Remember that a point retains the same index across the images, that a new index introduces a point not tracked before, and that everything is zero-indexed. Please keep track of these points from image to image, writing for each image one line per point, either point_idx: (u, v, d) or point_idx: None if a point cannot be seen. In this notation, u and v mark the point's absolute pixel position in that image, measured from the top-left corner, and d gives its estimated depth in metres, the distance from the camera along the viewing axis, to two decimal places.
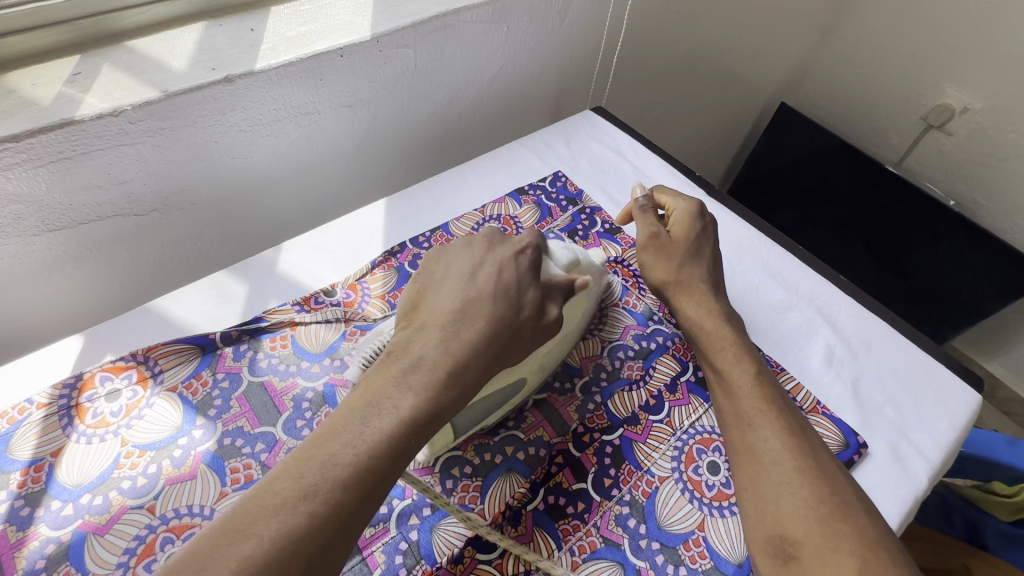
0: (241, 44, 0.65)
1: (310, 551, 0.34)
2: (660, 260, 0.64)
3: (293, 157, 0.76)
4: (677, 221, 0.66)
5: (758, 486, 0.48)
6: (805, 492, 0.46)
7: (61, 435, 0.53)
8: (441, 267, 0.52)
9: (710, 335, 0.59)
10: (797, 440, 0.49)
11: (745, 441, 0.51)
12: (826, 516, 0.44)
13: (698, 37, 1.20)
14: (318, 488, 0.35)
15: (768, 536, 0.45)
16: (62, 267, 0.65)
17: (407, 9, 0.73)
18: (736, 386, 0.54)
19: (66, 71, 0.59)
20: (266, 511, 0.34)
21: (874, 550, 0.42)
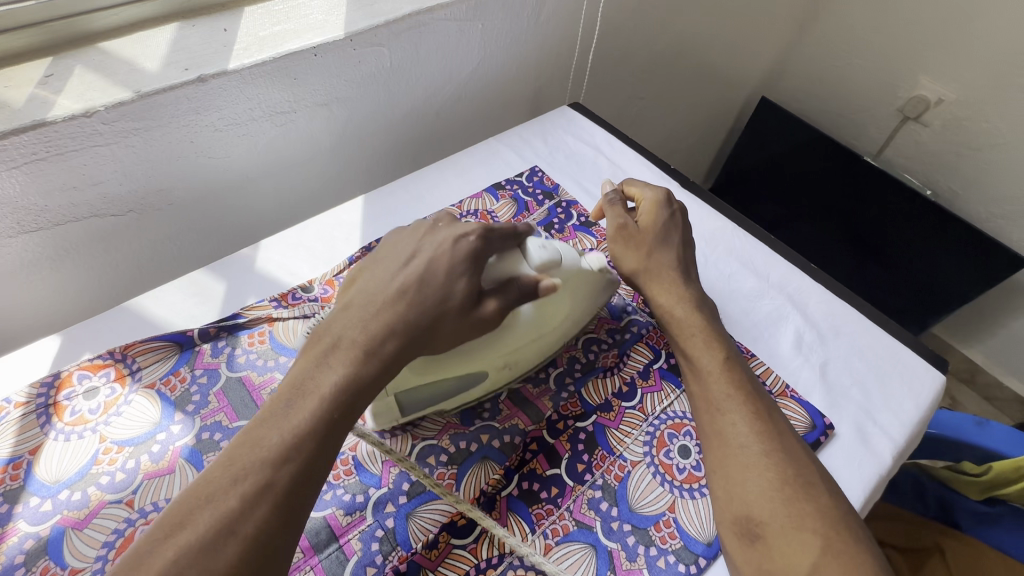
0: (214, 44, 0.66)
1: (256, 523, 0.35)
2: (630, 249, 0.66)
3: (271, 156, 0.76)
4: (646, 211, 0.68)
5: (726, 468, 0.49)
6: (771, 473, 0.47)
7: (40, 432, 0.53)
8: (386, 248, 0.54)
9: (681, 322, 0.60)
10: (763, 424, 0.50)
11: (714, 425, 0.52)
12: (791, 496, 0.45)
13: (676, 33, 1.21)
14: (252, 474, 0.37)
15: (735, 517, 0.47)
16: (40, 267, 0.66)
17: (382, 8, 0.74)
18: (706, 370, 0.56)
19: (39, 73, 0.59)
20: (199, 502, 0.36)
21: (834, 526, 0.44)
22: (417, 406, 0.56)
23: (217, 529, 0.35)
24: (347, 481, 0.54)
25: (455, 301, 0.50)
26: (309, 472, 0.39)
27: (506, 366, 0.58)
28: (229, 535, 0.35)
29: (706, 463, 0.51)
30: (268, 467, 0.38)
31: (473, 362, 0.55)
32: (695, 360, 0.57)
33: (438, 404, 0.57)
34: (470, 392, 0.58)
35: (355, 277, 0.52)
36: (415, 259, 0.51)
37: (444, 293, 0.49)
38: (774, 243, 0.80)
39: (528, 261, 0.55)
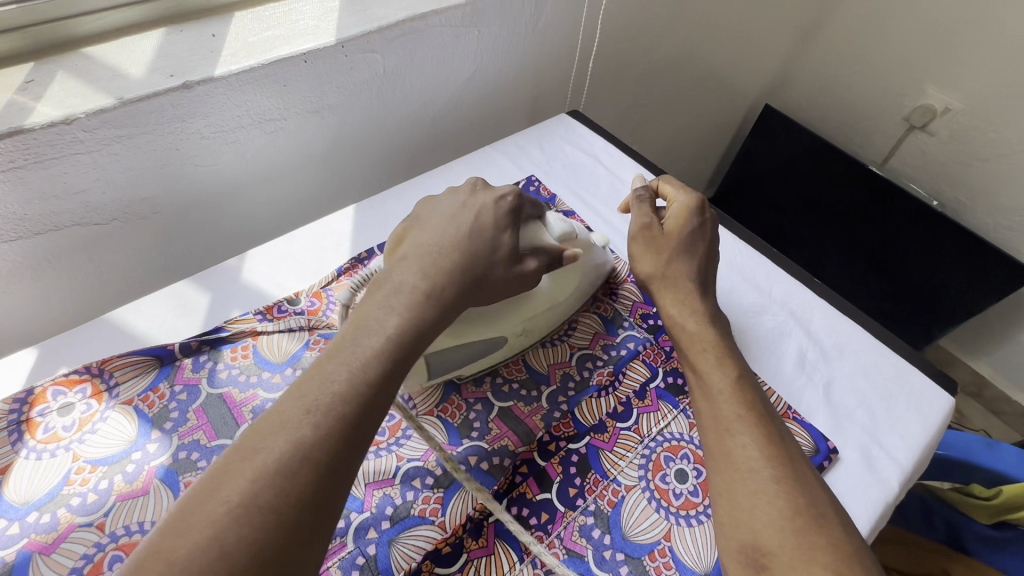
0: (201, 51, 0.64)
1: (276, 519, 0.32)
2: (649, 250, 0.64)
3: (260, 164, 0.75)
4: (674, 215, 0.66)
5: (732, 493, 0.46)
6: (781, 501, 0.44)
7: (11, 451, 0.51)
8: (426, 209, 0.55)
9: (694, 337, 0.58)
10: (773, 448, 0.48)
11: (722, 447, 0.49)
12: (802, 527, 0.42)
13: (677, 42, 1.20)
14: (255, 501, 0.32)
15: (741, 545, 0.43)
16: (20, 278, 0.64)
17: (374, 14, 0.72)
18: (716, 389, 0.53)
19: (19, 79, 0.58)
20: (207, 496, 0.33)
21: (848, 562, 0.40)
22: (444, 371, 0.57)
23: (215, 569, 0.30)
24: None
25: (501, 254, 0.51)
26: (319, 500, 0.34)
27: (523, 333, 0.61)
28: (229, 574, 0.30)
29: (710, 486, 0.49)
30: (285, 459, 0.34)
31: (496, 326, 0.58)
32: (707, 377, 0.55)
33: (460, 369, 0.59)
34: (489, 357, 0.60)
35: (402, 235, 0.53)
36: (461, 216, 0.52)
37: (492, 246, 0.51)
38: (777, 257, 0.78)
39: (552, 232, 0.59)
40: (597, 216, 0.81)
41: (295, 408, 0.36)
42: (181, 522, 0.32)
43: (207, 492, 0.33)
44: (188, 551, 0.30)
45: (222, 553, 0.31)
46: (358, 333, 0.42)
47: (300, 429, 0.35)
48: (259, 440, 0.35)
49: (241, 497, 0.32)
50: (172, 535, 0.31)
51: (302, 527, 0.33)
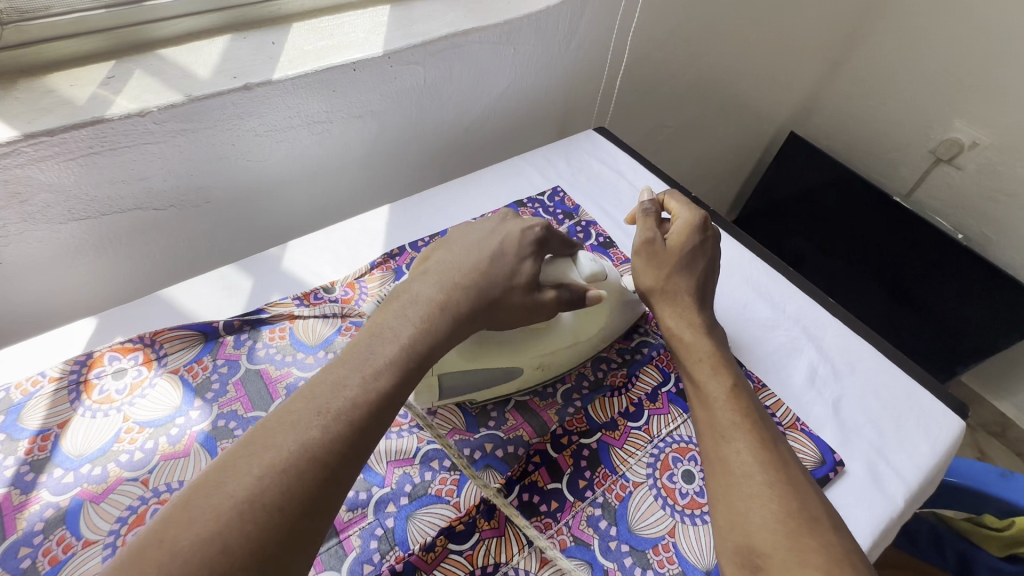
0: (262, 56, 0.70)
1: (276, 518, 0.34)
2: (650, 264, 0.66)
3: (305, 162, 0.80)
4: (677, 230, 0.67)
5: (728, 497, 0.47)
6: (774, 504, 0.45)
7: (68, 408, 0.56)
8: (457, 234, 0.59)
9: (691, 350, 0.60)
10: (768, 454, 0.49)
11: (718, 453, 0.51)
12: (794, 530, 0.43)
13: (705, 67, 1.23)
14: (260, 499, 0.34)
15: (737, 547, 0.44)
16: (85, 254, 0.70)
17: (419, 29, 0.78)
18: (712, 397, 0.55)
19: (101, 75, 0.64)
20: (210, 489, 0.34)
21: (839, 565, 0.41)
22: (456, 391, 0.59)
23: (217, 562, 0.31)
24: None
25: (522, 278, 0.54)
26: (321, 498, 0.36)
27: (540, 368, 0.62)
28: (231, 569, 0.31)
29: (709, 492, 0.50)
30: (290, 459, 0.36)
31: (512, 358, 0.59)
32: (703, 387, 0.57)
33: (473, 392, 0.60)
34: (503, 386, 0.61)
35: (429, 256, 0.56)
36: (488, 240, 0.56)
37: (513, 270, 0.54)
38: (792, 275, 0.80)
39: (580, 270, 0.62)
40: (618, 228, 0.85)
41: (307, 407, 0.38)
42: (184, 513, 0.32)
43: (215, 484, 0.34)
44: (191, 543, 0.31)
45: (224, 547, 0.32)
46: (373, 342, 0.44)
47: (309, 431, 0.37)
48: (269, 437, 0.37)
49: (246, 492, 0.34)
50: (178, 525, 0.32)
51: (301, 528, 0.35)
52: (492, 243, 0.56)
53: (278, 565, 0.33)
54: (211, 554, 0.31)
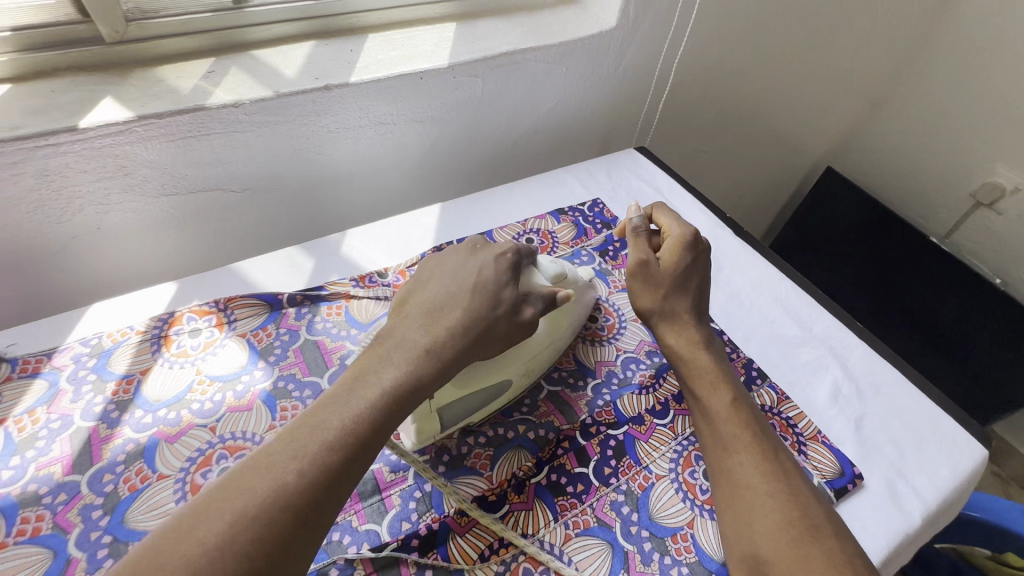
0: (342, 61, 0.78)
1: (245, 563, 0.36)
2: (647, 285, 0.67)
3: (368, 159, 0.87)
4: (669, 247, 0.68)
5: (736, 508, 0.52)
6: (776, 514, 0.49)
7: (150, 358, 0.63)
8: (431, 267, 0.60)
9: (690, 364, 0.63)
10: (769, 466, 0.53)
11: (723, 465, 0.55)
12: (798, 537, 0.47)
13: (745, 98, 1.27)
14: (231, 546, 0.36)
15: (745, 556, 0.49)
16: (169, 226, 0.78)
17: (481, 45, 0.85)
18: (713, 410, 0.58)
19: (203, 69, 0.73)
20: (183, 534, 0.36)
21: (843, 568, 0.45)
22: (455, 420, 0.59)
23: None
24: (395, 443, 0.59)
25: (504, 308, 0.56)
26: (290, 547, 0.38)
27: (526, 374, 0.64)
28: None
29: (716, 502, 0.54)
30: (264, 504, 0.38)
31: (500, 372, 0.60)
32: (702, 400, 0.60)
33: (470, 417, 0.60)
34: (496, 402, 0.62)
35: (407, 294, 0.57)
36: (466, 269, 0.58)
37: (494, 301, 0.56)
38: (821, 298, 0.83)
39: (542, 272, 0.64)
40: None
41: (284, 452, 0.41)
42: (157, 558, 0.35)
43: (188, 529, 0.37)
44: None
45: None
46: (351, 388, 0.46)
47: (285, 476, 0.40)
48: (245, 481, 0.39)
49: (215, 541, 0.36)
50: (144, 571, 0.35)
51: (272, 573, 0.37)
52: (476, 261, 0.59)
53: None
54: None
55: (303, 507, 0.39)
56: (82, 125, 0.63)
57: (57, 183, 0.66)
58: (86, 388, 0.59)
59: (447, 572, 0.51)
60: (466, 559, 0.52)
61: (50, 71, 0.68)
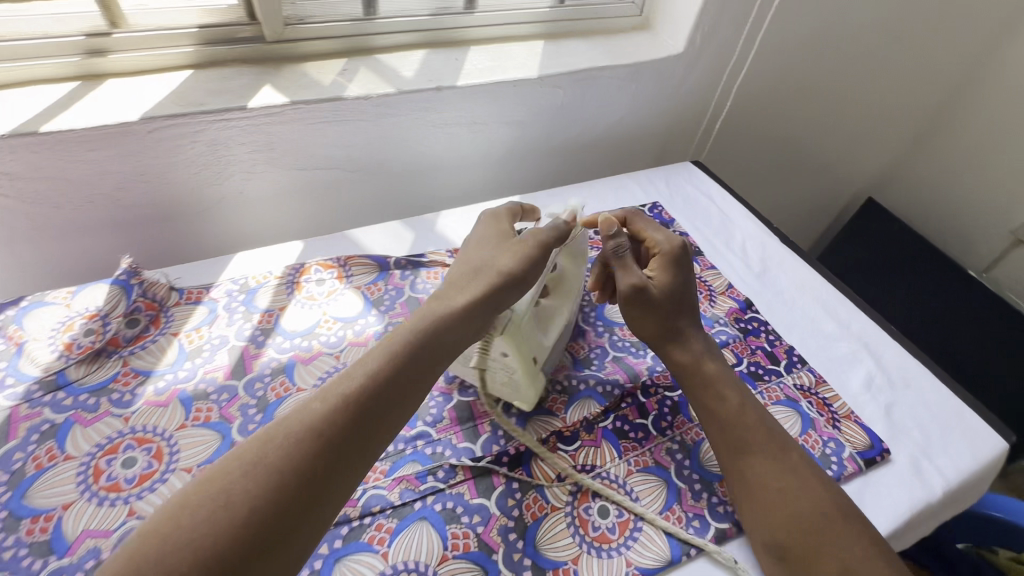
0: (450, 67, 0.92)
1: (273, 485, 0.43)
2: (654, 313, 0.69)
3: (458, 153, 1.00)
4: (660, 265, 0.72)
5: (751, 503, 0.59)
6: (789, 509, 0.56)
7: (286, 297, 0.76)
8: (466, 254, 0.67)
9: (701, 377, 0.66)
10: (777, 465, 0.59)
11: (735, 464, 0.61)
12: (808, 526, 0.55)
13: (794, 124, 1.37)
14: (262, 471, 0.44)
15: (766, 543, 0.57)
16: (292, 196, 0.92)
17: (566, 61, 0.98)
18: (720, 414, 0.64)
19: (339, 67, 0.87)
20: (235, 462, 0.45)
21: (848, 549, 0.54)
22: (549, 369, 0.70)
23: (222, 512, 0.42)
24: None
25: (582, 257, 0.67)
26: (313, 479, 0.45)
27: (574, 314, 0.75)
28: (231, 520, 0.41)
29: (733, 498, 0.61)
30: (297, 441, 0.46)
31: (561, 317, 0.71)
32: (716, 407, 0.64)
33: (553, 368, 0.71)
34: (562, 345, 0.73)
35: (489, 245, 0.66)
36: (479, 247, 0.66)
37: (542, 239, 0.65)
38: (859, 302, 0.91)
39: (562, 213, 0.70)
40: (707, 241, 0.99)
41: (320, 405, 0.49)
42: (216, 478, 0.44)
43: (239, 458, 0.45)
44: (209, 498, 0.42)
45: (228, 504, 0.42)
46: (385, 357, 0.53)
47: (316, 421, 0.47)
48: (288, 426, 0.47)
49: (254, 456, 0.45)
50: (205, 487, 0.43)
51: (297, 498, 0.44)
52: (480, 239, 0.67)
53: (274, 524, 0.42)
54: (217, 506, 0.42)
55: (326, 438, 0.46)
56: (251, 106, 0.77)
57: (220, 151, 0.81)
58: (237, 316, 0.73)
59: (530, 485, 0.62)
60: (546, 478, 0.63)
61: (219, 61, 0.83)
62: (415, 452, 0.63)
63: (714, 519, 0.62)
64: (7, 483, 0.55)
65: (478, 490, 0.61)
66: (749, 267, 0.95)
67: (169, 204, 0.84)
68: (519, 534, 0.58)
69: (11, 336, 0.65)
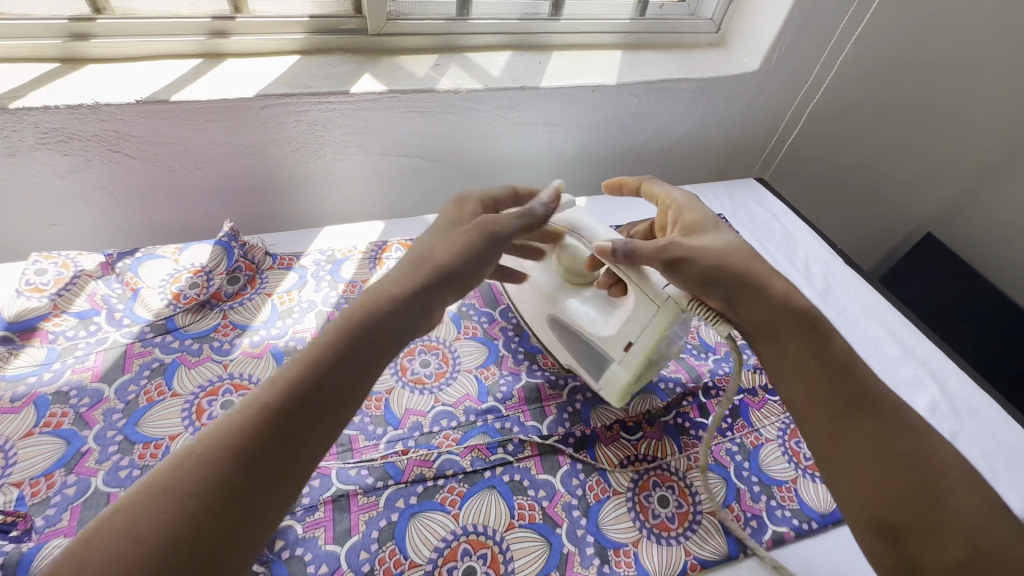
0: (533, 69, 0.96)
1: (192, 504, 0.35)
2: (697, 250, 0.59)
3: (532, 150, 1.04)
4: (685, 212, 0.65)
5: (850, 469, 0.50)
6: (901, 475, 0.48)
7: (368, 271, 0.81)
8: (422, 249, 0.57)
9: (794, 315, 0.57)
10: (887, 426, 0.51)
11: (832, 426, 0.52)
12: (924, 496, 0.47)
13: (859, 151, 1.36)
14: (179, 491, 0.35)
15: (871, 516, 0.48)
16: (374, 180, 0.98)
17: (644, 71, 1.01)
18: (815, 363, 0.54)
19: (431, 62, 0.93)
20: (136, 487, 0.35)
21: (979, 523, 0.45)
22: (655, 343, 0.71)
23: (131, 549, 0.32)
24: (551, 368, 0.75)
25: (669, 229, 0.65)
26: (248, 488, 0.37)
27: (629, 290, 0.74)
28: (144, 556, 0.32)
29: (820, 464, 0.52)
30: (219, 452, 0.37)
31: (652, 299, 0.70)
32: (807, 353, 0.55)
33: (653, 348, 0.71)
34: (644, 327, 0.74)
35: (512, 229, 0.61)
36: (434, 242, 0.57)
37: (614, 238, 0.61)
38: (925, 329, 0.90)
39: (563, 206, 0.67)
40: (769, 256, 1.00)
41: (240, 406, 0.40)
42: (112, 510, 0.34)
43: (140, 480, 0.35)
44: (110, 531, 0.33)
45: (137, 537, 0.33)
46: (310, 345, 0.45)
47: (235, 426, 0.38)
48: (199, 434, 0.38)
49: (163, 481, 0.35)
50: (97, 522, 0.33)
51: (226, 513, 0.36)
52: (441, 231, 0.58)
53: (205, 548, 0.34)
54: (122, 542, 0.32)
55: (257, 441, 0.38)
56: (352, 92, 0.82)
57: (318, 132, 0.86)
58: (324, 283, 0.78)
59: (594, 468, 0.64)
60: (609, 463, 0.65)
61: (324, 49, 0.90)
62: (485, 424, 0.66)
63: (772, 522, 0.62)
64: (122, 411, 0.61)
65: (544, 467, 0.63)
66: (812, 284, 0.95)
67: (266, 177, 0.90)
68: (582, 512, 0.60)
69: (128, 281, 0.71)
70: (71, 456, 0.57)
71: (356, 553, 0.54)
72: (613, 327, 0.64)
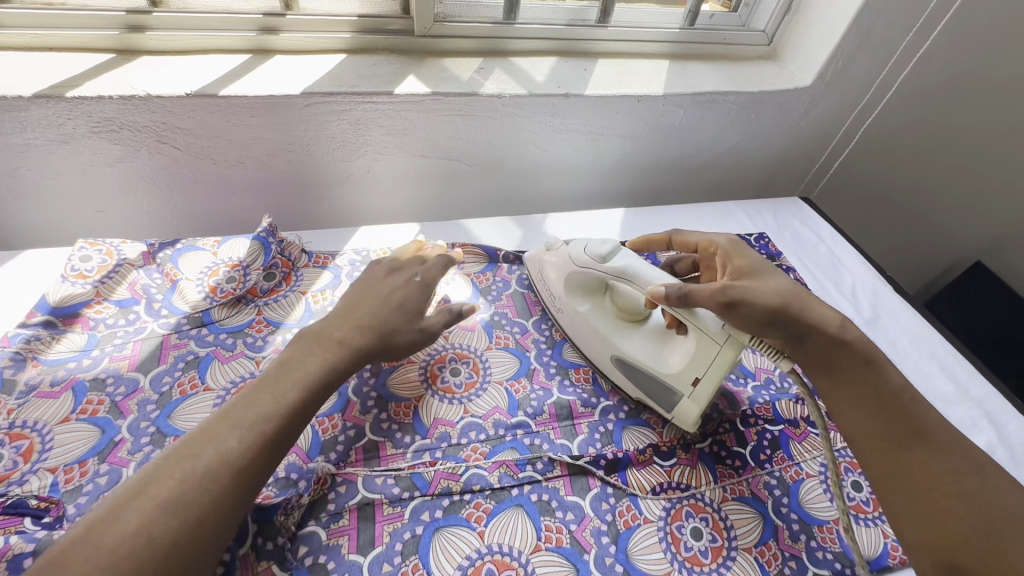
0: (579, 77, 0.94)
1: (192, 513, 0.41)
2: (753, 292, 0.59)
3: (571, 158, 1.02)
4: (736, 254, 0.65)
5: (913, 508, 0.50)
6: (964, 513, 0.47)
7: None
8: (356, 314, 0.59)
9: (847, 346, 0.57)
10: (948, 462, 0.50)
11: (891, 462, 0.52)
12: (991, 538, 0.46)
13: (912, 174, 1.30)
14: (182, 499, 0.41)
15: (936, 559, 0.47)
16: (411, 181, 0.97)
17: (693, 82, 0.98)
18: (873, 398, 0.55)
19: (476, 65, 0.92)
20: (139, 495, 0.41)
21: None
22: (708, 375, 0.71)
23: (145, 550, 0.39)
24: (584, 385, 0.73)
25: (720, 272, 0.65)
26: (238, 497, 0.44)
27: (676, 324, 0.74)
28: (154, 555, 0.39)
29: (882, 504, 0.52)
30: (213, 467, 0.43)
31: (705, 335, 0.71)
32: (865, 387, 0.55)
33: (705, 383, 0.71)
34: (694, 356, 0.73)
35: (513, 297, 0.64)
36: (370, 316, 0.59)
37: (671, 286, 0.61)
38: (981, 366, 0.85)
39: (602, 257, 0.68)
40: (815, 279, 0.95)
41: (227, 427, 0.45)
42: (115, 515, 0.39)
43: (139, 489, 0.41)
44: (122, 533, 0.39)
45: (148, 538, 0.39)
46: (280, 372, 0.51)
47: (227, 443, 0.45)
48: (191, 448, 0.44)
49: (166, 493, 0.41)
50: (103, 522, 0.39)
51: (220, 517, 0.42)
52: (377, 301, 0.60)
53: (201, 545, 0.41)
54: (138, 543, 0.39)
55: (247, 458, 0.45)
56: (397, 92, 0.82)
57: (360, 131, 0.86)
58: None
59: (624, 493, 0.62)
60: (641, 489, 0.62)
61: (370, 49, 0.89)
62: (514, 440, 0.65)
63: (812, 563, 0.59)
64: (156, 402, 0.61)
65: (573, 488, 0.61)
66: (859, 311, 0.91)
67: (305, 173, 0.90)
68: (611, 539, 0.58)
69: (168, 272, 0.72)
70: (104, 444, 0.57)
71: (378, 565, 0.53)
72: (676, 364, 0.65)
